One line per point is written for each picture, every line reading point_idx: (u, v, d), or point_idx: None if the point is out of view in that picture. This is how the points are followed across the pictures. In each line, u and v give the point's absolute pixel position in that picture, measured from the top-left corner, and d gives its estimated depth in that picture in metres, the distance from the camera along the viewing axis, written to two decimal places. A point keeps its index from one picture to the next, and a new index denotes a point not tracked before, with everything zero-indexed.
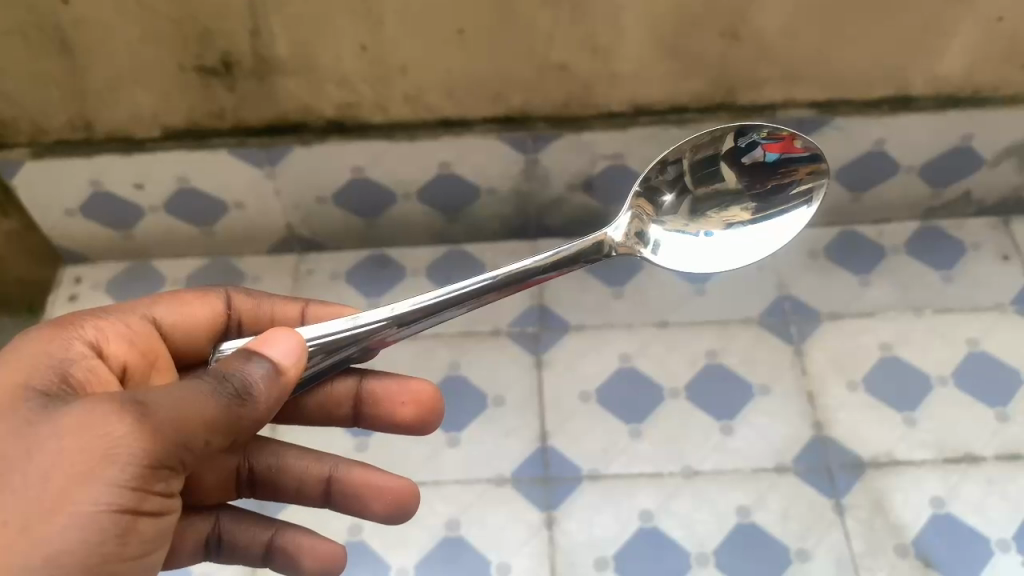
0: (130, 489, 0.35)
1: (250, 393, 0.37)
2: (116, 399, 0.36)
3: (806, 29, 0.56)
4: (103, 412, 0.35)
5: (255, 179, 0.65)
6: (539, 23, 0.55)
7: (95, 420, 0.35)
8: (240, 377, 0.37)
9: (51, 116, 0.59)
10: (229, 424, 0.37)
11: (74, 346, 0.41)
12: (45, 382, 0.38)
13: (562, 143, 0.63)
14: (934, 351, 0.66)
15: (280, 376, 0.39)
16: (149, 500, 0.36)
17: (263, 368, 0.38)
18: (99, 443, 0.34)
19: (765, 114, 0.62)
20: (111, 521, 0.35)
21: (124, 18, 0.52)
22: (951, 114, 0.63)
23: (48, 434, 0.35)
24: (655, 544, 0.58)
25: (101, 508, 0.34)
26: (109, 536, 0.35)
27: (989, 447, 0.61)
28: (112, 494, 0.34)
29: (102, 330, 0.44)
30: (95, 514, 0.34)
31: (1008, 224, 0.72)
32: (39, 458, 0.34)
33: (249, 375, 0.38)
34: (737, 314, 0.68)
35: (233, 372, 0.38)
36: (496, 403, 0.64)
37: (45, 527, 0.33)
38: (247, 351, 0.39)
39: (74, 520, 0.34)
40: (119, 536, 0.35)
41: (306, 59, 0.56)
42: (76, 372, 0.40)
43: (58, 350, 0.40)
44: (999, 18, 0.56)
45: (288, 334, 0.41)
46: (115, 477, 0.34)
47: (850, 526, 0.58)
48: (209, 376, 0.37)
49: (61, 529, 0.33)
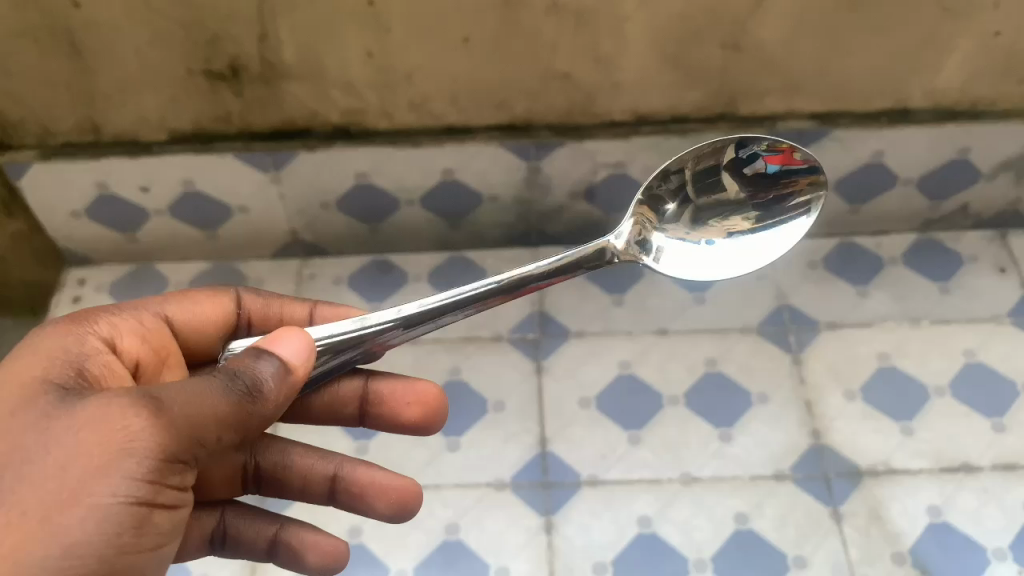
0: (145, 482, 0.35)
1: (259, 390, 0.38)
2: (131, 394, 0.36)
3: (806, 41, 0.57)
4: (118, 406, 0.36)
5: (260, 184, 0.65)
6: (544, 32, 0.55)
7: (111, 414, 0.35)
8: (250, 374, 0.38)
9: (60, 119, 0.59)
10: (240, 420, 0.37)
11: (89, 341, 0.42)
12: (61, 376, 0.39)
13: (564, 151, 0.64)
14: (931, 360, 0.66)
15: (289, 374, 0.40)
16: (165, 493, 0.36)
17: (272, 366, 0.39)
18: (115, 436, 0.35)
19: (765, 125, 0.63)
20: (127, 513, 0.35)
21: (135, 22, 0.53)
22: (948, 127, 0.64)
23: (65, 429, 0.35)
24: (652, 548, 0.58)
25: (117, 501, 0.35)
26: (125, 528, 0.35)
27: (985, 457, 0.62)
28: (128, 486, 0.35)
29: (116, 326, 0.44)
30: (111, 505, 0.34)
31: (1005, 237, 0.73)
32: (56, 450, 0.35)
33: (258, 372, 0.38)
34: (736, 322, 0.69)
35: (244, 370, 0.38)
36: (495, 409, 0.64)
37: (62, 518, 0.34)
38: (257, 349, 0.40)
39: (91, 511, 0.34)
40: (135, 528, 0.35)
41: (313, 64, 0.56)
42: (92, 366, 0.41)
43: (74, 345, 0.41)
44: (996, 34, 0.57)
45: (295, 333, 0.41)
46: (131, 469, 0.35)
47: (848, 533, 0.59)
48: (219, 374, 0.38)
49: (79, 520, 0.34)
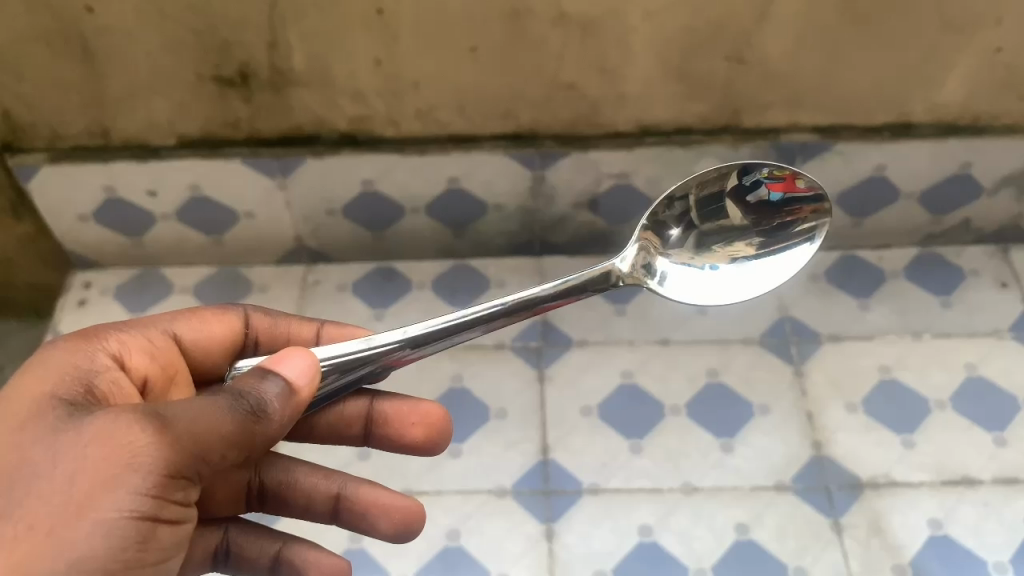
0: (151, 496, 0.35)
1: (264, 410, 0.38)
2: (137, 411, 0.36)
3: (810, 55, 0.57)
4: (125, 420, 0.36)
5: (267, 190, 0.66)
6: (550, 43, 0.56)
7: (119, 428, 0.36)
8: (255, 394, 0.38)
9: (70, 123, 0.60)
10: (245, 440, 0.38)
11: (98, 358, 0.42)
12: (70, 392, 0.39)
13: (569, 161, 0.65)
14: (933, 374, 0.67)
15: (293, 395, 0.40)
16: (170, 507, 0.36)
17: (276, 387, 0.39)
18: (125, 450, 0.35)
19: (769, 137, 0.64)
20: (134, 527, 0.35)
21: (146, 28, 0.53)
22: (949, 142, 0.64)
23: (72, 443, 0.36)
24: (653, 557, 0.58)
25: (123, 515, 0.35)
26: (131, 542, 0.35)
27: (986, 471, 0.62)
28: (135, 499, 0.35)
29: (125, 343, 0.45)
30: (118, 519, 0.34)
31: (1006, 252, 0.73)
32: (63, 464, 0.35)
33: (263, 393, 0.39)
34: (737, 334, 0.69)
35: (248, 389, 0.38)
36: (498, 417, 0.64)
37: (69, 531, 0.34)
38: (261, 369, 0.40)
39: (98, 524, 0.34)
40: (141, 542, 0.35)
41: (321, 73, 0.57)
42: (100, 383, 0.41)
43: (83, 362, 0.42)
44: (998, 49, 0.58)
45: (299, 353, 0.42)
46: (137, 484, 0.35)
47: (848, 545, 0.58)
48: (225, 393, 0.38)
49: (86, 534, 0.34)
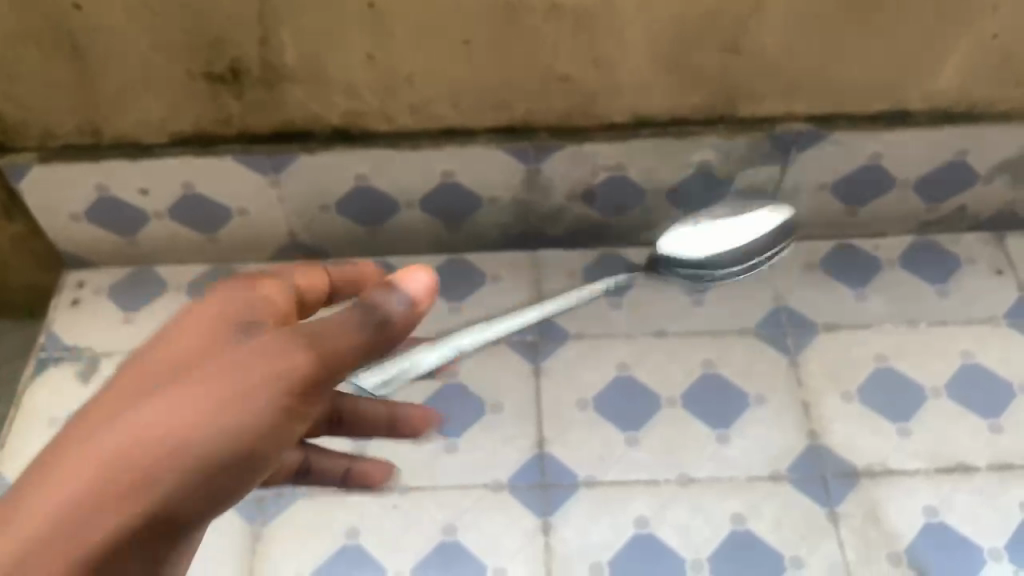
0: (284, 407, 0.33)
1: (388, 327, 0.36)
2: (289, 331, 0.34)
3: (805, 45, 0.57)
4: (283, 341, 0.34)
5: (260, 186, 0.65)
6: (543, 36, 0.56)
7: (285, 348, 0.34)
8: (379, 309, 0.36)
9: (61, 122, 0.60)
10: (366, 353, 0.35)
11: (277, 287, 0.38)
12: (251, 316, 0.35)
13: (564, 153, 0.64)
14: (928, 362, 0.67)
15: (415, 313, 0.37)
16: (296, 423, 0.34)
17: (402, 301, 0.36)
18: (280, 377, 0.33)
19: (764, 127, 0.64)
20: (248, 446, 0.33)
21: (136, 26, 0.53)
22: (945, 130, 0.64)
23: (240, 358, 0.33)
24: (649, 549, 0.58)
25: (263, 427, 0.33)
26: (241, 458, 0.32)
27: (981, 458, 0.62)
28: (270, 413, 0.33)
29: (301, 272, 0.41)
30: (253, 430, 0.33)
31: (1001, 239, 0.73)
32: (225, 381, 0.32)
33: (387, 309, 0.36)
34: (733, 325, 0.69)
35: (372, 303, 0.36)
36: (494, 411, 0.64)
37: (196, 438, 0.31)
38: (384, 282, 0.37)
39: (232, 427, 0.32)
40: (249, 468, 0.33)
41: (315, 69, 0.57)
42: (280, 307, 0.37)
43: (271, 292, 0.38)
44: (993, 36, 0.57)
45: (420, 268, 0.39)
46: (270, 399, 0.33)
47: (844, 536, 0.59)
48: (348, 306, 0.36)
49: (209, 440, 0.32)
